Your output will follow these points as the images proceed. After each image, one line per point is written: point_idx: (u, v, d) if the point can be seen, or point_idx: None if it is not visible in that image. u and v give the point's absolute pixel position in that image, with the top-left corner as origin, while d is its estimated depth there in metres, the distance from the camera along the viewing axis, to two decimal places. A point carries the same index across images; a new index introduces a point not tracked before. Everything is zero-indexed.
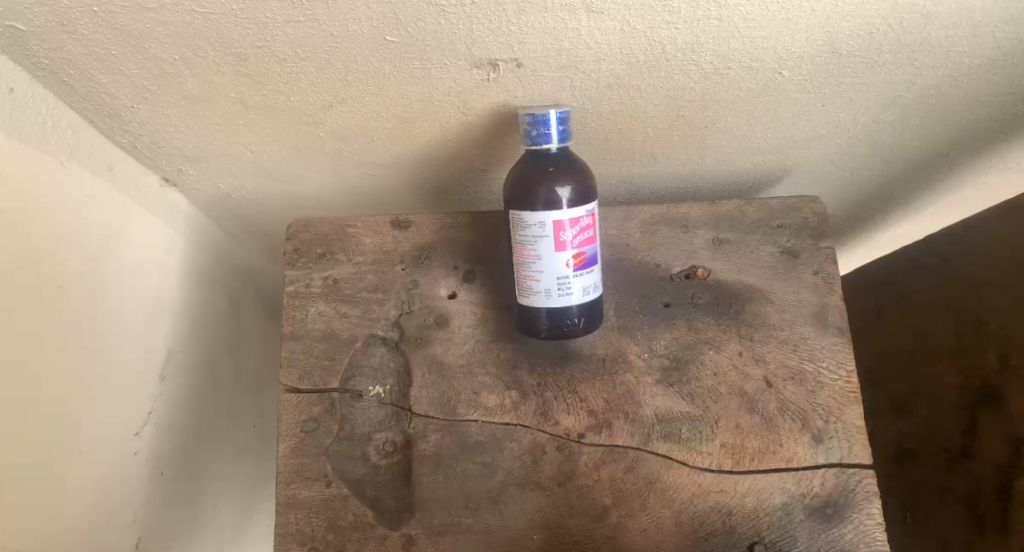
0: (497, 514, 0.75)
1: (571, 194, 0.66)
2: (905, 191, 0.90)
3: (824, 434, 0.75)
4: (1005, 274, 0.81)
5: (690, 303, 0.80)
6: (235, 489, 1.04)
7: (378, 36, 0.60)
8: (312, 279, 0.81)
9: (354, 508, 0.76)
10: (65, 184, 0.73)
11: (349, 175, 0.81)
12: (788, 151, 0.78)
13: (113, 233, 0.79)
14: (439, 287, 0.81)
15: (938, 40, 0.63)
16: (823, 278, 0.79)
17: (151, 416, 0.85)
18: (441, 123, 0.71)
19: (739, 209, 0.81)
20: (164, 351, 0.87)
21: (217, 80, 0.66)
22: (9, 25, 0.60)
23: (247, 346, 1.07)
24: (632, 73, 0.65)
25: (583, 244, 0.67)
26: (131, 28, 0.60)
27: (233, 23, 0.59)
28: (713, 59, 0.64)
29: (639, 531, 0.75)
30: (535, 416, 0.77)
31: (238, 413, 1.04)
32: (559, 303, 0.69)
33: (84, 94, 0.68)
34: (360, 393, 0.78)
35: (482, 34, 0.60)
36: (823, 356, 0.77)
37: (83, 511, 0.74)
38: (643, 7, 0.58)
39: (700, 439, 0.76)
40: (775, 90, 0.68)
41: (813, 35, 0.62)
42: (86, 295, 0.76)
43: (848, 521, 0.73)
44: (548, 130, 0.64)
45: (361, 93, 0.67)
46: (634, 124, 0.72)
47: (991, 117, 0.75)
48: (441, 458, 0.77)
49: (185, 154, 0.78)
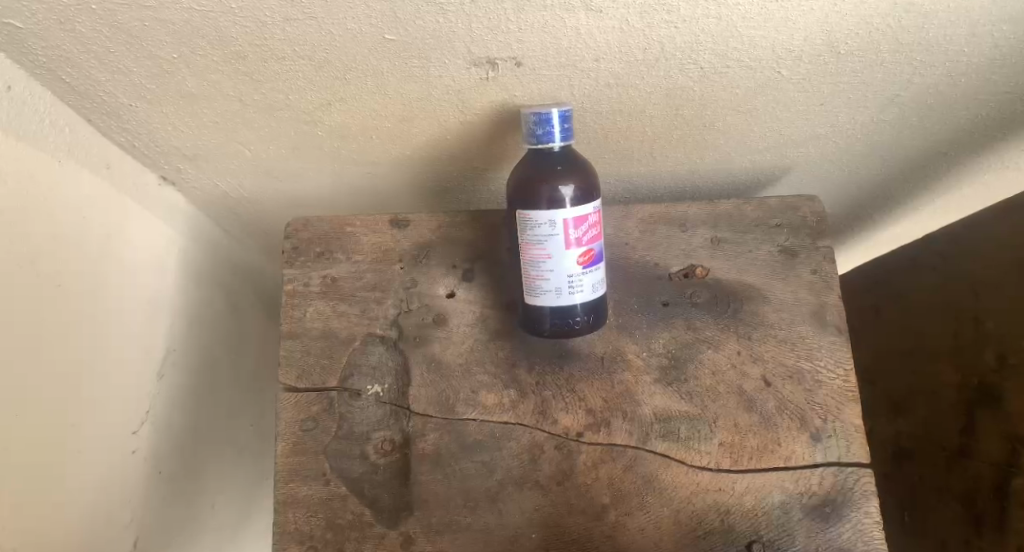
0: (496, 512, 0.75)
1: (574, 192, 0.65)
2: (904, 190, 0.90)
3: (823, 433, 0.75)
4: (1004, 273, 0.81)
5: (689, 302, 0.80)
6: (234, 488, 1.04)
7: (378, 34, 0.60)
8: (311, 278, 0.81)
9: (353, 507, 0.76)
10: (63, 182, 0.73)
11: (348, 174, 0.81)
12: (787, 151, 0.78)
13: (112, 231, 0.79)
14: (438, 286, 0.80)
15: (937, 39, 0.64)
16: (822, 277, 0.79)
17: (150, 415, 0.85)
18: (440, 121, 0.71)
19: (738, 208, 0.81)
20: (163, 350, 0.87)
21: (216, 78, 0.66)
22: (7, 22, 0.60)
23: (246, 345, 1.07)
24: (631, 72, 0.65)
25: (592, 241, 0.67)
26: (129, 27, 0.60)
27: (232, 22, 0.59)
28: (712, 58, 0.64)
29: (638, 530, 0.75)
30: (534, 415, 0.77)
31: (236, 412, 1.04)
32: (565, 302, 0.69)
33: (82, 92, 0.68)
34: (359, 392, 0.78)
35: (481, 33, 0.60)
36: (821, 355, 0.77)
37: (82, 511, 0.74)
38: (643, 6, 0.58)
39: (699, 438, 0.76)
40: (773, 90, 0.69)
41: (813, 35, 0.62)
42: (85, 294, 0.75)
43: (847, 519, 0.73)
44: (552, 129, 0.64)
45: (361, 92, 0.67)
46: (633, 124, 0.72)
47: (990, 116, 0.75)
48: (440, 457, 0.77)
49: (183, 153, 0.78)
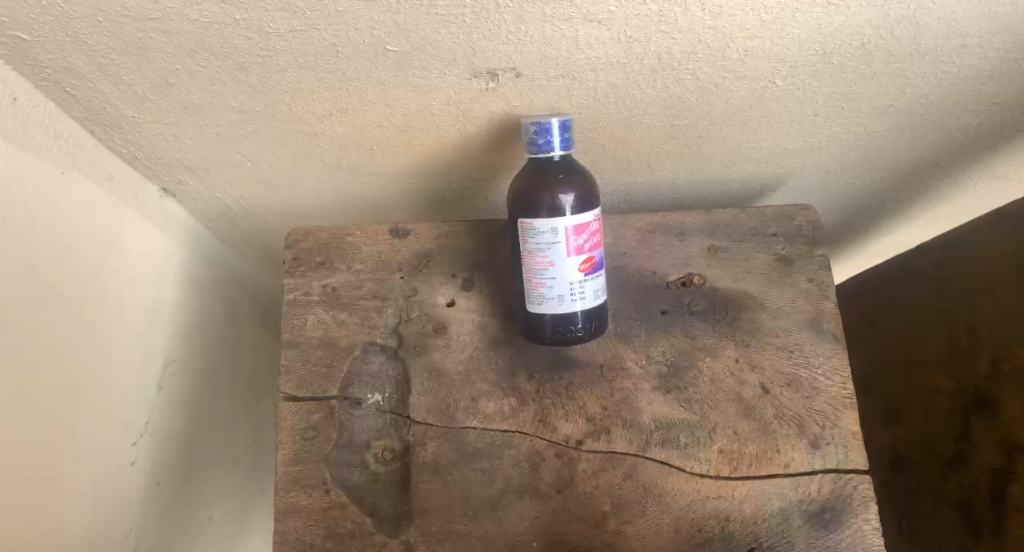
0: (496, 520, 0.75)
1: (575, 200, 0.66)
2: (900, 198, 0.91)
3: (821, 439, 0.76)
4: (1002, 280, 0.81)
5: (687, 310, 0.80)
6: (234, 497, 1.04)
7: (379, 45, 0.61)
8: (312, 287, 0.81)
9: (354, 515, 0.76)
10: (61, 192, 0.72)
11: (349, 183, 0.82)
12: (782, 160, 0.79)
13: (112, 241, 0.79)
14: (438, 295, 0.81)
15: (928, 50, 0.65)
16: (818, 286, 0.80)
17: (148, 426, 0.85)
18: (440, 131, 0.72)
19: (735, 217, 0.82)
20: (161, 360, 0.87)
21: (218, 89, 0.67)
22: (13, 35, 0.60)
23: (246, 356, 1.07)
24: (629, 82, 0.66)
25: (593, 248, 0.68)
26: (135, 38, 0.61)
27: (237, 33, 0.60)
28: (709, 67, 0.65)
29: (639, 537, 0.75)
30: (535, 423, 0.77)
31: (235, 421, 1.04)
32: (567, 309, 0.69)
33: (86, 103, 0.69)
34: (359, 400, 0.78)
35: (482, 44, 0.61)
36: (818, 361, 0.78)
37: (83, 519, 0.74)
38: (642, 17, 0.59)
39: (699, 444, 0.76)
40: (772, 100, 0.70)
41: (806, 44, 0.63)
42: (83, 299, 0.75)
43: (847, 524, 0.74)
44: (552, 138, 0.65)
45: (361, 102, 0.68)
46: (630, 133, 0.73)
47: (980, 127, 0.76)
48: (440, 466, 0.77)
49: (185, 165, 0.78)
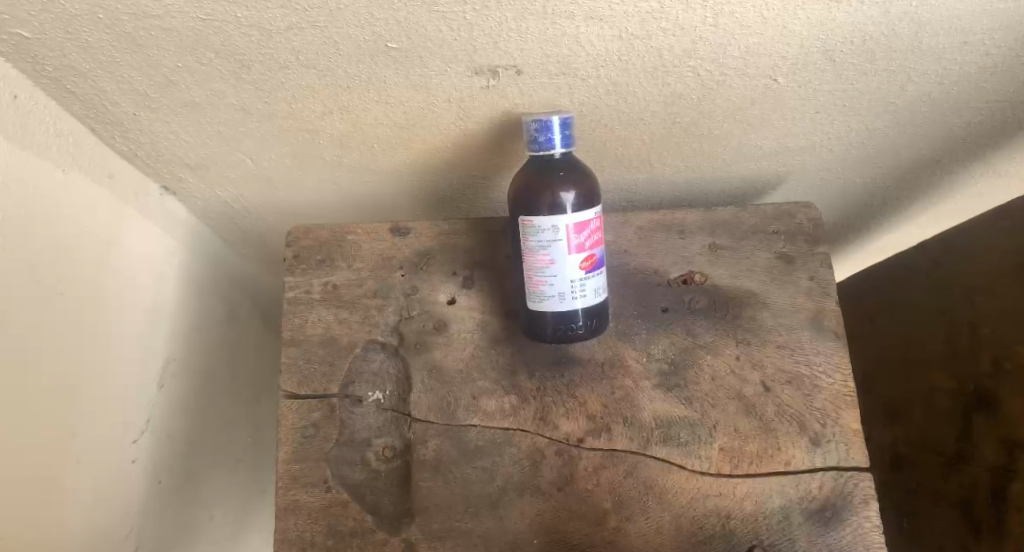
0: (496, 518, 0.75)
1: (576, 198, 0.66)
2: (900, 196, 0.91)
3: (822, 437, 0.76)
4: (1002, 278, 0.81)
5: (688, 308, 0.80)
6: (235, 496, 1.04)
7: (379, 42, 0.61)
8: (312, 286, 0.81)
9: (354, 513, 0.76)
10: (62, 190, 0.72)
11: (349, 182, 0.82)
12: (783, 157, 0.79)
13: (112, 240, 0.79)
14: (439, 294, 0.81)
15: (929, 47, 0.65)
16: (819, 284, 0.80)
17: (149, 425, 0.85)
18: (441, 129, 0.72)
19: (735, 216, 0.82)
20: (161, 359, 0.87)
21: (219, 87, 0.67)
22: (14, 32, 0.61)
23: (246, 355, 1.07)
24: (629, 80, 0.66)
25: (593, 246, 0.68)
26: (136, 35, 0.61)
27: (238, 31, 0.60)
28: (710, 65, 0.65)
29: (639, 535, 0.75)
30: (535, 421, 0.77)
31: (236, 420, 1.04)
32: (568, 306, 0.69)
33: (86, 101, 0.69)
34: (360, 398, 0.78)
35: (483, 42, 0.61)
36: (819, 359, 0.78)
37: (83, 518, 0.74)
38: (642, 15, 0.59)
39: (699, 442, 0.76)
40: (773, 98, 0.70)
41: (807, 41, 0.63)
42: (84, 298, 0.75)
43: (848, 522, 0.74)
44: (553, 136, 0.65)
45: (362, 100, 0.68)
46: (631, 131, 0.73)
47: (980, 124, 0.76)
48: (441, 464, 0.77)
49: (186, 162, 0.78)
